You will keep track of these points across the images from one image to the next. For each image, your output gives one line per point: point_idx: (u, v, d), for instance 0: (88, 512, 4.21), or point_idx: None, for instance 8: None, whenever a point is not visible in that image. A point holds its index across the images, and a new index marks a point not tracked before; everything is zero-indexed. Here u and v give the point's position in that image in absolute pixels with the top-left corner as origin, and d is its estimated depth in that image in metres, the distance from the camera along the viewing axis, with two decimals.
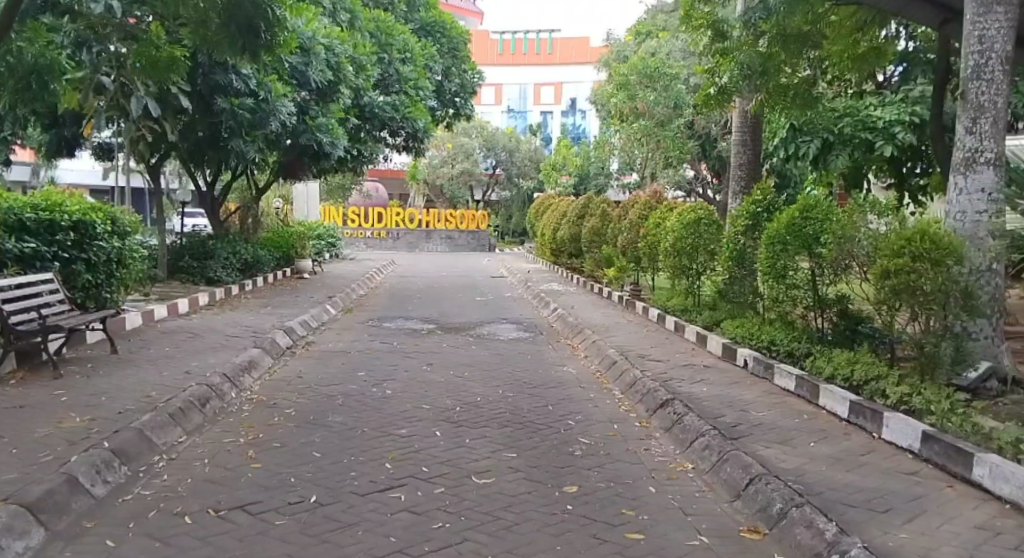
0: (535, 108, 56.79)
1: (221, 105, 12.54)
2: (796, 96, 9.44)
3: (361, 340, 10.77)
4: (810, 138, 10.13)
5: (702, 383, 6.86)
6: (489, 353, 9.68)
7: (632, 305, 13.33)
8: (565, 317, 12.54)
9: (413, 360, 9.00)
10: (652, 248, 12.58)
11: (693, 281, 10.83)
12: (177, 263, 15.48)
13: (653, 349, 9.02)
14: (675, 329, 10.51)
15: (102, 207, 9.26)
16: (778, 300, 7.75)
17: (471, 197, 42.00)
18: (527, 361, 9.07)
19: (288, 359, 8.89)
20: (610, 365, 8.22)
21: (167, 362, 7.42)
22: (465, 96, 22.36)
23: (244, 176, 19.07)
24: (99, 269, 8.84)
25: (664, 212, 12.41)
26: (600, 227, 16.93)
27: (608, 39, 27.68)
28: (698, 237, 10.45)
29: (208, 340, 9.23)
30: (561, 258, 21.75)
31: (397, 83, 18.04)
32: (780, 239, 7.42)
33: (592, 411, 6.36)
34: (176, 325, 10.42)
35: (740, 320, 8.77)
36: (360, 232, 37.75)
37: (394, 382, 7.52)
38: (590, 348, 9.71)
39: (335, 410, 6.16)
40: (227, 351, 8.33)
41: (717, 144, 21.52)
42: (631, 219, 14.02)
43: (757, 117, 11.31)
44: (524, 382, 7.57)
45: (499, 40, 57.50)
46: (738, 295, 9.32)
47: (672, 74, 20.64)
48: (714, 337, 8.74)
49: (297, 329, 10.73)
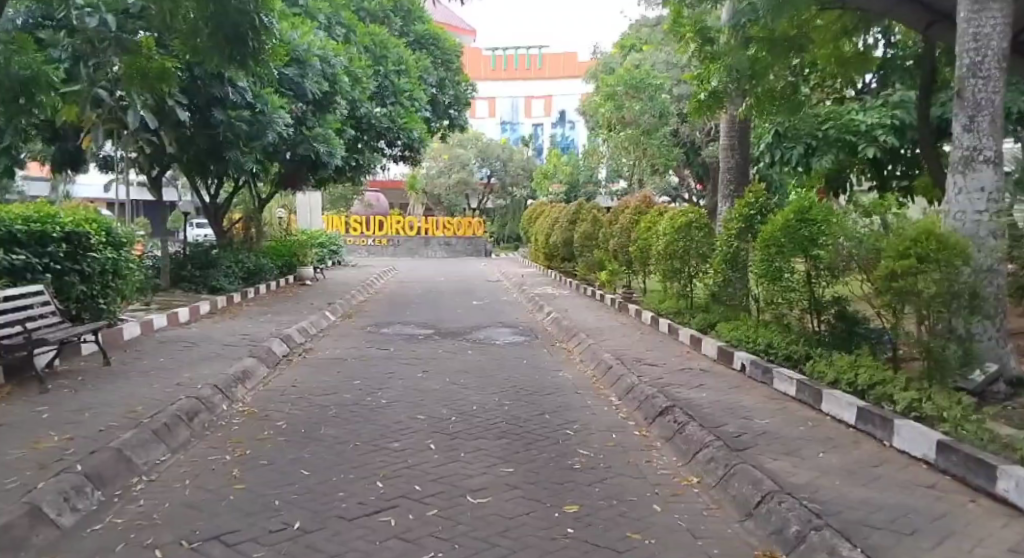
0: (528, 120, 56.57)
1: (218, 118, 12.25)
2: (786, 101, 9.11)
3: (358, 346, 10.57)
4: (793, 144, 10.34)
5: (704, 388, 6.64)
6: (487, 359, 9.47)
7: (625, 308, 13.14)
8: (560, 321, 12.30)
9: (408, 367, 8.77)
10: (644, 252, 12.36)
11: (686, 283, 10.61)
12: (180, 272, 15.19)
13: (648, 352, 8.81)
14: (670, 333, 10.31)
15: (97, 218, 8.97)
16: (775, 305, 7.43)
17: (466, 205, 41.83)
18: (522, 367, 8.85)
19: (283, 367, 8.69)
20: (607, 370, 7.98)
21: (157, 372, 7.20)
22: (459, 108, 22.23)
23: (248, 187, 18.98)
24: (94, 280, 8.58)
25: (655, 215, 12.21)
26: (592, 233, 16.73)
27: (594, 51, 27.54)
28: (690, 239, 10.24)
29: (204, 348, 9.03)
30: (554, 263, 21.61)
31: (391, 94, 17.85)
32: (777, 241, 7.14)
33: (590, 418, 6.16)
34: (172, 334, 10.22)
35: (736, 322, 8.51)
36: (362, 241, 37.74)
37: (388, 390, 7.32)
38: (585, 353, 9.49)
39: (327, 421, 5.95)
40: (220, 360, 8.13)
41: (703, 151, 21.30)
42: (621, 223, 13.81)
43: (747, 120, 11.09)
44: (521, 388, 7.38)
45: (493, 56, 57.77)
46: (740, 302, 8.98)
47: (656, 84, 20.70)
48: (709, 340, 8.54)
49: (296, 336, 10.51)
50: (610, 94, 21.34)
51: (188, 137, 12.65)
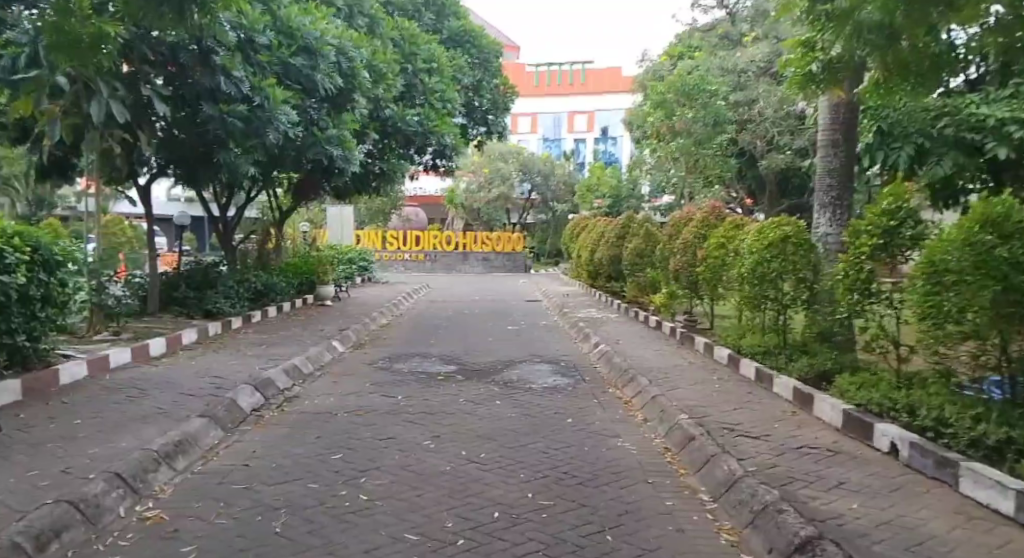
0: (569, 136, 54.53)
1: (207, 113, 10.27)
2: (924, 75, 5.99)
3: (360, 390, 8.46)
4: (901, 144, 8.64)
5: (854, 502, 4.35)
6: (520, 413, 7.26)
7: (690, 341, 10.83)
8: (610, 357, 10.01)
9: (415, 430, 6.58)
10: (716, 273, 10.09)
11: (775, 316, 8.32)
12: (172, 295, 13.09)
13: (736, 414, 6.57)
14: (758, 381, 8.04)
15: (20, 230, 7.22)
16: (932, 356, 5.66)
17: (506, 220, 39.87)
18: (565, 429, 6.66)
19: (248, 429, 6.64)
20: (691, 447, 5.77)
21: (51, 448, 5.21)
22: (497, 113, 20.31)
23: (267, 197, 17.11)
24: (7, 311, 6.96)
25: (730, 228, 9.96)
26: (644, 250, 14.46)
27: (642, 59, 25.42)
28: (784, 260, 7.96)
29: (153, 402, 7.03)
30: (598, 283, 19.43)
31: (421, 95, 15.84)
32: (949, 262, 5.31)
33: (676, 545, 3.97)
34: (129, 377, 8.28)
35: (861, 373, 6.55)
36: (398, 255, 35.90)
37: (376, 475, 5.21)
38: (651, 410, 7.22)
39: (265, 552, 3.86)
40: (160, 423, 6.11)
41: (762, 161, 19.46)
42: (683, 238, 11.47)
43: (851, 109, 8.82)
44: (563, 476, 5.21)
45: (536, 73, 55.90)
46: (875, 351, 6.47)
47: (712, 90, 18.55)
48: (826, 399, 6.44)
49: (281, 379, 8.47)
50: (661, 101, 19.41)
51: (173, 133, 10.77)
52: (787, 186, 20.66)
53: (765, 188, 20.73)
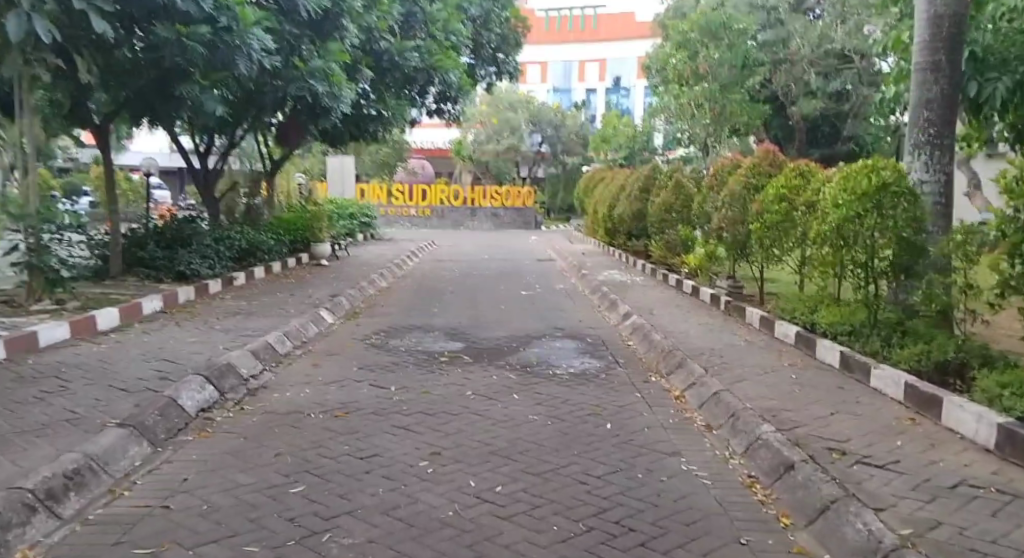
0: (580, 86, 52.19)
1: (161, 35, 8.34)
2: None
3: (345, 376, 6.84)
4: (999, 74, 7.36)
5: None
6: (543, 414, 5.62)
7: (738, 310, 8.98)
8: (648, 332, 8.23)
9: (407, 442, 5.00)
10: (771, 232, 8.14)
11: (858, 285, 6.47)
12: (138, 254, 11.32)
13: (838, 425, 4.87)
14: (840, 369, 6.19)
15: None
16: None
17: (515, 174, 37.98)
18: (607, 440, 5.05)
19: (189, 442, 5.05)
20: (794, 483, 4.12)
21: None
22: (508, 50, 18.35)
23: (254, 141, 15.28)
24: None
25: (793, 176, 7.99)
26: (674, 203, 12.64)
27: None
28: (885, 214, 6.09)
29: (71, 401, 5.44)
30: (617, 240, 17.70)
31: (422, 25, 13.94)
32: None
33: None
34: (55, 359, 6.66)
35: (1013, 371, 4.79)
36: (404, 210, 34.08)
37: (355, 536, 3.69)
38: (715, 411, 5.52)
39: None
40: (61, 446, 4.53)
41: (795, 106, 17.94)
42: (727, 189, 9.47)
43: (959, 22, 6.59)
44: (620, 536, 3.67)
45: (546, 19, 53.44)
46: None
47: (739, 28, 16.45)
48: (959, 403, 4.73)
49: (248, 361, 6.85)
50: (682, 42, 17.08)
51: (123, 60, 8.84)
52: (815, 132, 19.81)
53: (792, 137, 19.83)
